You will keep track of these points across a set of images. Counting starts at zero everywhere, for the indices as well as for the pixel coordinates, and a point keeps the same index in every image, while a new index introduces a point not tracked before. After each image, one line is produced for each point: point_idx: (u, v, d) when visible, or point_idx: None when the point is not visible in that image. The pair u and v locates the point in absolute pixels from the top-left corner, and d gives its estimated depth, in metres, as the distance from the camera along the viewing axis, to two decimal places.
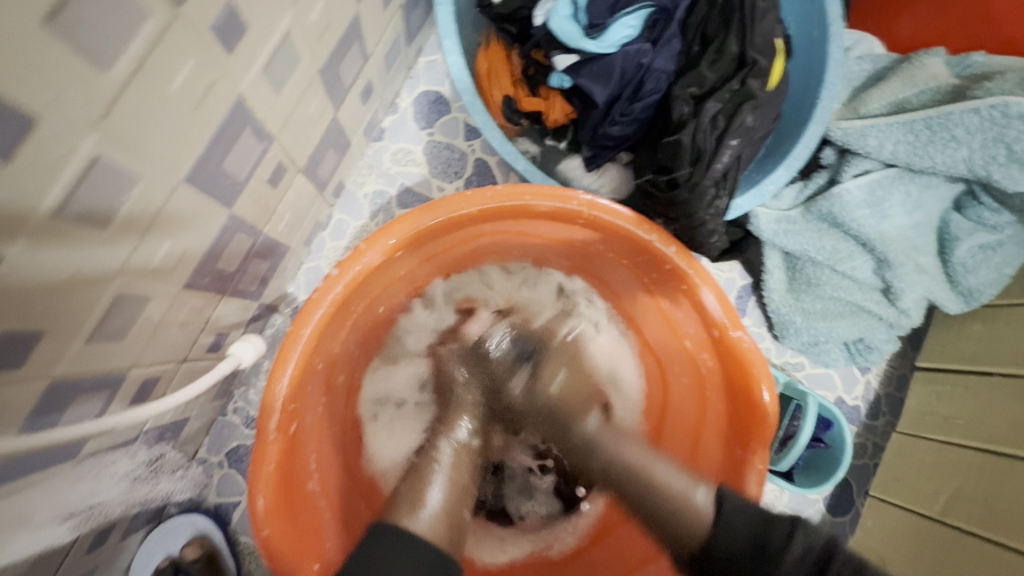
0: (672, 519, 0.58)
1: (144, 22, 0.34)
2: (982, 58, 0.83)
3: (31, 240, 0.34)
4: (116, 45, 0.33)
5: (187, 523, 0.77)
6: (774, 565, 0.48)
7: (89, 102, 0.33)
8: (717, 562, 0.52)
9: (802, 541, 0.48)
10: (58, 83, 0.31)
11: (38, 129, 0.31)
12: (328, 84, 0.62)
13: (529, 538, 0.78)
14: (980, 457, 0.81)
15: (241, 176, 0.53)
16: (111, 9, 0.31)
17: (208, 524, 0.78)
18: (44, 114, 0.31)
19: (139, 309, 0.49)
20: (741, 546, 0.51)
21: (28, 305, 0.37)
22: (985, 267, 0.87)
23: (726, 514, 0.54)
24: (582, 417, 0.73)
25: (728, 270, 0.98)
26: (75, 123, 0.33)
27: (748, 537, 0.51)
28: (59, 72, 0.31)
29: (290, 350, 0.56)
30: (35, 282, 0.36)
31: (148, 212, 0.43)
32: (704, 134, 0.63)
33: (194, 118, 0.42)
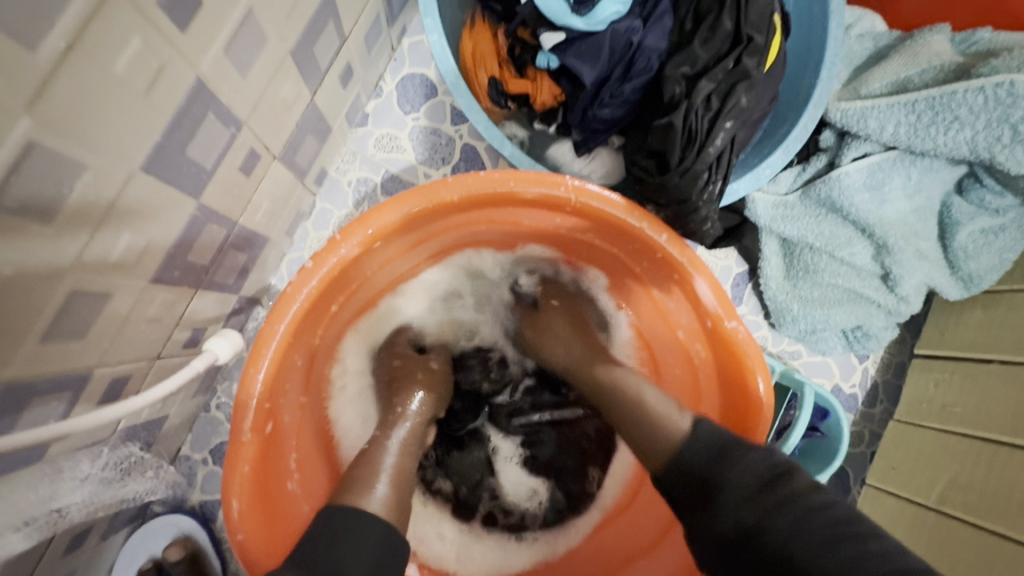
0: (653, 429, 0.57)
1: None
2: (990, 33, 0.80)
3: None
4: (46, 21, 0.30)
5: (171, 523, 0.76)
6: (731, 467, 0.51)
7: (17, 83, 0.31)
8: (680, 467, 0.54)
9: (760, 459, 0.51)
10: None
11: None
12: (302, 65, 0.59)
13: (532, 546, 0.76)
14: (975, 444, 0.80)
15: (208, 165, 0.50)
16: None
17: (192, 524, 0.77)
18: None
19: (100, 305, 0.47)
20: (699, 460, 0.53)
21: None
22: (987, 252, 0.84)
23: (699, 432, 0.55)
24: (607, 363, 0.65)
25: (725, 257, 0.95)
26: (5, 107, 0.31)
27: (711, 453, 0.53)
28: None
29: (265, 346, 0.53)
30: None
31: (101, 202, 0.41)
32: (696, 115, 0.60)
33: (144, 102, 0.40)
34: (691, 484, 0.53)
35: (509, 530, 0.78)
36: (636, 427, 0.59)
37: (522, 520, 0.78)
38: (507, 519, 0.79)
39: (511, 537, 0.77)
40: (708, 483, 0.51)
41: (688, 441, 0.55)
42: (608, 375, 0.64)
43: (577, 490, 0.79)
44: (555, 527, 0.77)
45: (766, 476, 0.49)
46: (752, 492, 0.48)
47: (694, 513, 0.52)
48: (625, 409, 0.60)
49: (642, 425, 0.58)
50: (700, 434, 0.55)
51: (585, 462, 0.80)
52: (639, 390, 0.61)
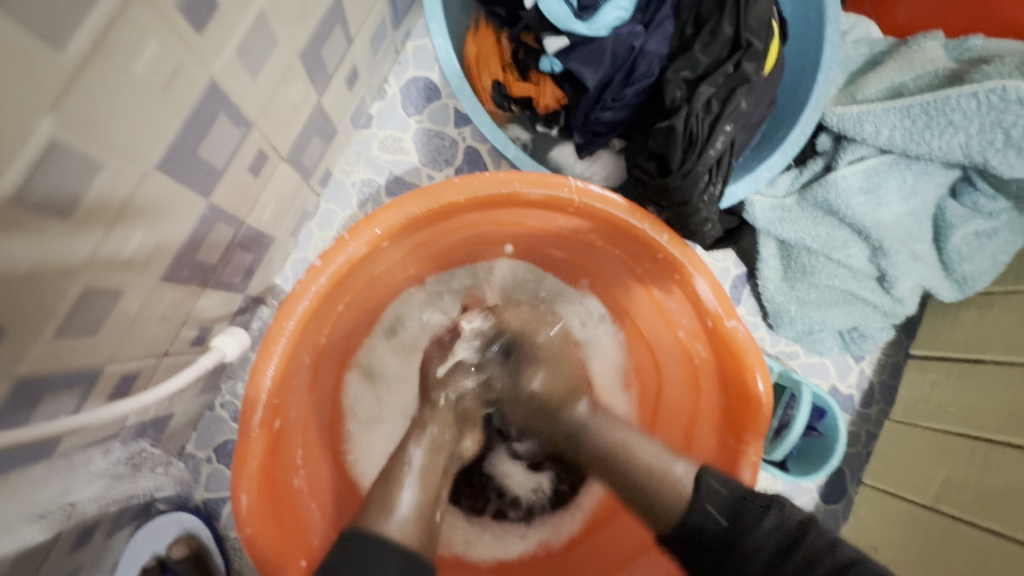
0: (656, 497, 0.57)
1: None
2: (982, 40, 0.82)
3: None
4: (71, 24, 0.31)
5: (174, 521, 0.76)
6: (747, 531, 0.51)
7: (42, 83, 0.32)
8: (692, 533, 0.54)
9: (775, 518, 0.51)
10: (4, 66, 0.29)
11: None
12: (310, 68, 0.60)
13: (539, 530, 0.78)
14: (970, 443, 0.81)
15: (218, 165, 0.51)
16: None
17: (195, 522, 0.77)
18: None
19: (113, 302, 0.47)
20: (715, 526, 0.53)
21: None
22: (981, 254, 0.86)
23: (705, 487, 0.55)
24: (571, 404, 0.67)
25: (723, 259, 0.96)
26: (28, 107, 0.31)
27: (724, 513, 0.53)
28: (14, 52, 0.29)
29: (274, 344, 0.54)
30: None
31: (116, 200, 0.41)
32: (697, 119, 0.62)
33: (161, 103, 0.41)
34: (713, 547, 0.52)
35: (519, 521, 0.79)
36: (636, 485, 0.59)
37: (529, 511, 0.80)
38: (515, 513, 0.80)
39: (519, 528, 0.78)
40: (724, 550, 0.52)
41: (698, 509, 0.54)
42: (609, 436, 0.64)
43: (581, 477, 0.80)
44: (561, 513, 0.79)
45: (783, 540, 0.50)
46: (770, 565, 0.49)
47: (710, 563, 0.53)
48: (622, 466, 0.61)
49: (649, 494, 0.58)
50: (707, 488, 0.55)
51: None
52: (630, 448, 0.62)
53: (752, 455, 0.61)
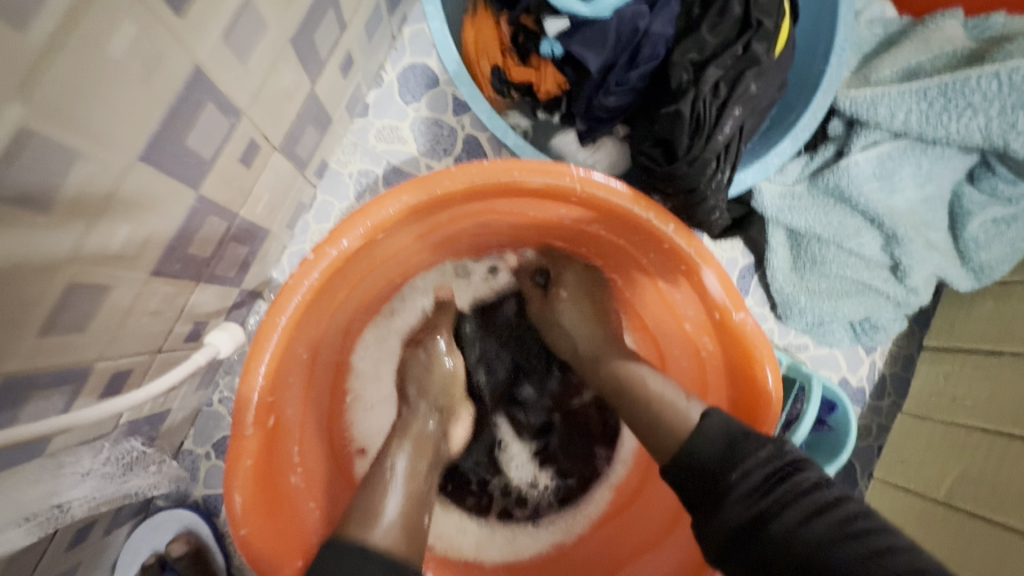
0: (662, 412, 0.57)
1: None
2: (1004, 18, 0.79)
3: None
4: (38, 3, 0.29)
5: (174, 518, 0.77)
6: (739, 468, 0.49)
7: (10, 66, 0.30)
8: (689, 464, 0.52)
9: (770, 451, 0.50)
10: None
11: None
12: (302, 54, 0.58)
13: (549, 529, 0.77)
14: (986, 437, 0.79)
15: (207, 155, 0.50)
16: None
17: (195, 519, 0.77)
18: None
19: (101, 298, 0.46)
20: (710, 454, 0.51)
21: None
22: (999, 242, 0.83)
23: (710, 421, 0.53)
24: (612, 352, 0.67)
25: (731, 249, 0.94)
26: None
27: (720, 450, 0.51)
28: None
29: (266, 340, 0.53)
30: None
31: (99, 193, 0.40)
32: (704, 102, 0.59)
33: (142, 90, 0.39)
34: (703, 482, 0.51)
35: (526, 521, 0.78)
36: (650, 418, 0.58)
37: (536, 508, 0.79)
38: (522, 511, 0.79)
39: (529, 525, 0.78)
40: (718, 479, 0.50)
41: (698, 436, 0.53)
42: (619, 374, 0.63)
43: (588, 472, 0.80)
44: (568, 508, 0.78)
45: (774, 471, 0.48)
46: (762, 492, 0.47)
47: (703, 508, 0.51)
48: (640, 396, 0.60)
49: (654, 419, 0.58)
50: (712, 424, 0.53)
51: (592, 444, 0.81)
52: (641, 374, 0.62)
53: None
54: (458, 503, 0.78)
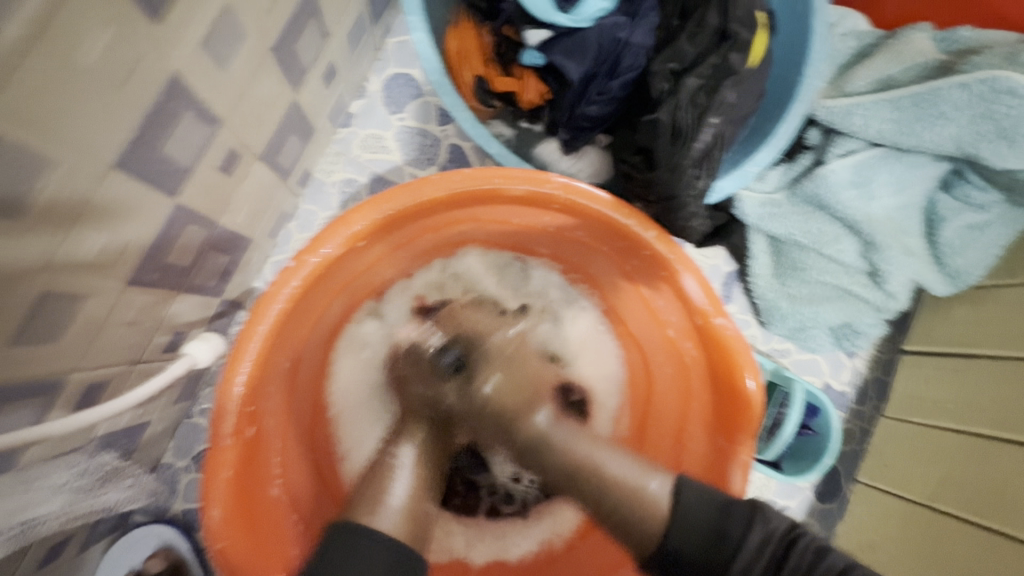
0: (633, 517, 0.51)
1: None
2: (971, 31, 0.81)
3: None
4: (9, 8, 0.29)
5: (153, 533, 0.74)
6: (732, 552, 0.47)
7: None
8: (677, 563, 0.49)
9: (760, 530, 0.47)
10: None
11: None
12: (283, 63, 0.58)
13: (535, 529, 0.76)
14: (959, 438, 0.81)
15: (185, 164, 0.49)
16: None
17: (174, 534, 0.76)
18: None
19: (74, 309, 0.45)
20: (699, 546, 0.48)
21: None
22: (973, 248, 0.84)
23: (686, 506, 0.50)
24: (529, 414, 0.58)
25: (713, 256, 0.96)
26: None
27: (709, 533, 0.48)
28: None
29: (246, 349, 0.52)
30: None
31: (73, 201, 0.39)
32: (683, 111, 0.60)
33: (118, 98, 0.39)
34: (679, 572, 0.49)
35: (514, 515, 0.78)
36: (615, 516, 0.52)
37: (523, 504, 0.78)
38: (509, 508, 0.78)
39: (518, 521, 0.77)
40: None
41: (679, 523, 0.49)
42: (571, 457, 0.56)
43: None
44: (554, 504, 0.77)
45: (778, 548, 0.47)
46: (774, 575, 0.46)
47: None
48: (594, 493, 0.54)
49: (620, 516, 0.52)
50: (689, 503, 0.51)
51: None
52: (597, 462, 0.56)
53: (743, 457, 0.59)
54: (446, 505, 0.77)
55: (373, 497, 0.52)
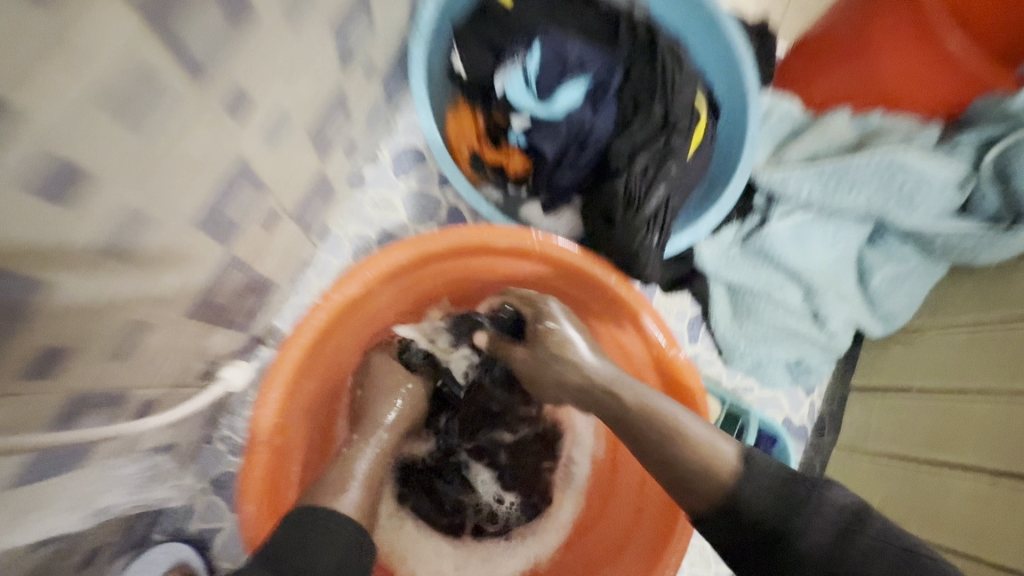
0: (695, 474, 0.60)
1: (178, 103, 0.44)
2: (879, 117, 0.97)
3: (84, 274, 0.42)
4: (157, 121, 0.42)
5: (172, 549, 0.81)
6: (801, 509, 0.56)
7: (133, 164, 0.42)
8: (740, 509, 0.57)
9: (833, 505, 0.55)
10: (114, 153, 0.40)
11: (98, 187, 0.40)
12: (316, 142, 0.72)
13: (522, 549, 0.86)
14: (906, 466, 0.91)
15: (238, 221, 0.62)
16: (157, 97, 0.41)
17: (190, 552, 0.83)
18: (106, 175, 0.40)
19: (145, 336, 0.56)
20: (767, 502, 0.57)
21: (71, 329, 0.45)
22: (899, 294, 0.98)
23: (756, 471, 0.59)
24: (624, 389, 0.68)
25: (679, 301, 1.08)
26: (120, 181, 0.42)
27: (777, 496, 0.57)
28: (118, 142, 0.40)
29: (277, 372, 0.63)
30: (81, 310, 0.44)
31: (165, 251, 0.51)
32: (635, 181, 0.75)
33: (207, 175, 0.52)
34: (760, 531, 0.56)
35: (498, 534, 0.87)
36: (685, 477, 0.61)
37: (506, 523, 0.88)
38: (493, 527, 0.87)
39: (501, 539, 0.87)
40: (785, 525, 0.55)
41: (750, 484, 0.58)
42: (658, 414, 0.64)
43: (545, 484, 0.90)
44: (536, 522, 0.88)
45: (820, 511, 0.55)
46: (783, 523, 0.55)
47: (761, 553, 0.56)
48: (680, 452, 0.61)
49: (688, 472, 0.61)
50: (761, 472, 0.59)
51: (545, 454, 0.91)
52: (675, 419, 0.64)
53: None
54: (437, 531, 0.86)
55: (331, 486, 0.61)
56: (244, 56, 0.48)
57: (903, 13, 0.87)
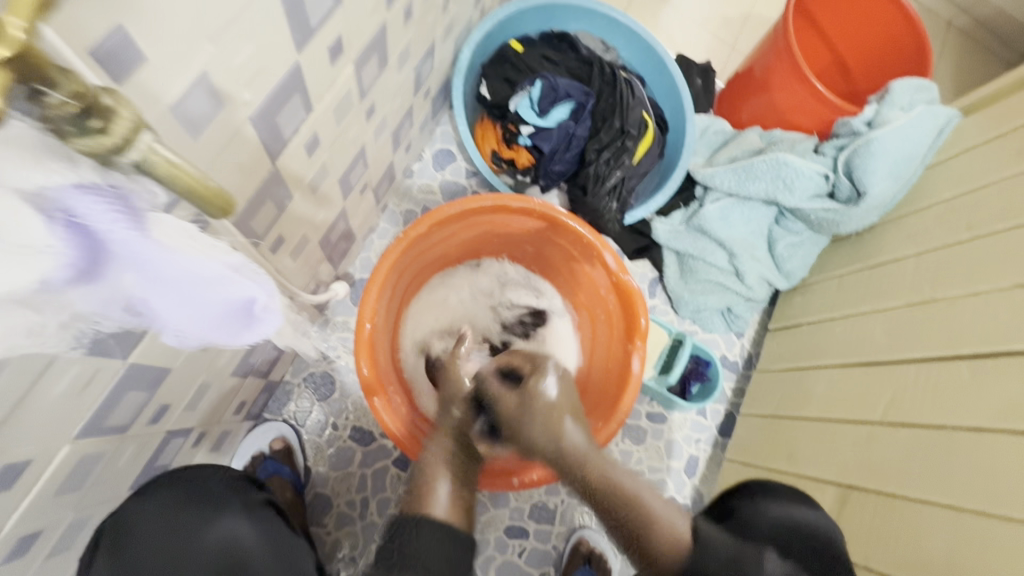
0: (652, 536, 0.73)
1: (356, 109, 0.82)
2: (779, 132, 1.38)
3: (303, 196, 0.80)
4: (348, 118, 0.80)
5: (274, 428, 1.19)
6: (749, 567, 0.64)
7: (336, 140, 0.80)
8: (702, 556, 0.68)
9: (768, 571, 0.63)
10: (333, 134, 0.78)
11: (325, 150, 0.78)
12: (393, 139, 1.11)
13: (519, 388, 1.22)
14: (791, 371, 1.27)
15: (352, 184, 1.00)
16: (352, 105, 0.79)
17: (287, 430, 1.20)
18: (328, 145, 0.78)
19: (303, 249, 0.93)
20: (722, 551, 0.67)
21: (289, 229, 0.82)
22: (796, 258, 1.36)
23: (707, 538, 0.69)
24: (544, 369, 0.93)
25: (642, 267, 1.47)
26: (330, 148, 0.80)
27: (729, 555, 0.66)
28: (335, 128, 0.78)
29: (375, 277, 0.97)
30: (296, 217, 0.82)
31: (327, 193, 0.89)
32: (601, 166, 1.19)
33: (352, 150, 0.90)
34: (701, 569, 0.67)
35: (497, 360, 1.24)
36: (634, 516, 0.75)
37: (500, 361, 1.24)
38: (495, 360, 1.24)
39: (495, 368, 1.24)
40: (739, 560, 0.65)
41: (702, 552, 0.68)
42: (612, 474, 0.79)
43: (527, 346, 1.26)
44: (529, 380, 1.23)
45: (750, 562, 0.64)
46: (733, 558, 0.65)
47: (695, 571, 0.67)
48: (637, 523, 0.75)
49: (648, 534, 0.73)
50: (719, 549, 0.67)
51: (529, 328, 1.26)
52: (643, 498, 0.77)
53: (638, 353, 1.06)
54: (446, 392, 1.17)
55: (427, 499, 0.79)
56: (378, 87, 0.87)
57: (787, 63, 1.29)
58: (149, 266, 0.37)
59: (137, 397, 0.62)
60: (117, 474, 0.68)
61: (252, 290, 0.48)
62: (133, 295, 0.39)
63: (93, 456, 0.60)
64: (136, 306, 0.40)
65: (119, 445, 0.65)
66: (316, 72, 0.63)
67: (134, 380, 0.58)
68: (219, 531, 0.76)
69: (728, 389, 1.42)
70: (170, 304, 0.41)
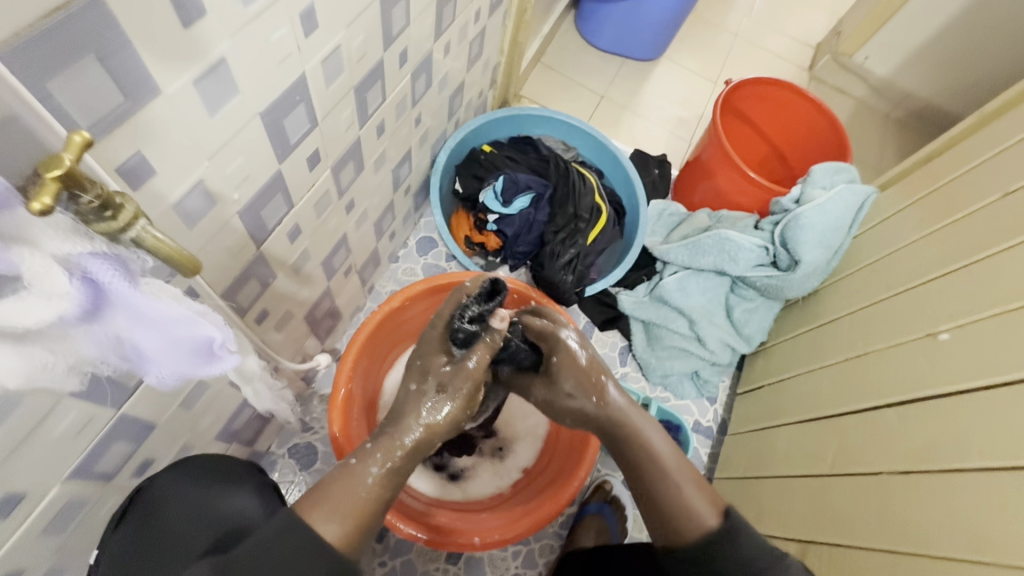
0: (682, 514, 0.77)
1: (336, 206, 0.99)
2: (724, 212, 1.54)
3: (286, 276, 0.94)
4: (328, 213, 0.97)
5: None
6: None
7: (316, 230, 0.96)
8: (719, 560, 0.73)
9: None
10: (314, 225, 0.94)
11: (306, 239, 0.94)
12: (375, 228, 1.28)
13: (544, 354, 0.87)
14: (756, 432, 1.31)
15: (335, 267, 1.15)
16: (331, 203, 0.96)
17: None
18: (309, 234, 0.94)
19: (288, 323, 1.06)
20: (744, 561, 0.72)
21: (274, 304, 0.96)
22: (753, 322, 1.45)
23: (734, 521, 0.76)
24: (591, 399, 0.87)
25: (612, 336, 1.56)
26: (311, 238, 0.96)
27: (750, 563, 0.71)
28: (316, 221, 0.94)
29: (352, 345, 1.09)
30: (279, 294, 0.95)
31: (309, 273, 1.03)
32: (558, 246, 1.35)
33: (333, 237, 1.05)
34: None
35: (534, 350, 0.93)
36: (669, 512, 0.78)
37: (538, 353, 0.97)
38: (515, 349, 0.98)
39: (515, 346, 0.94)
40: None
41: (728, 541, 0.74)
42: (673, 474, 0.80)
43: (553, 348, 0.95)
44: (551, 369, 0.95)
45: None
46: None
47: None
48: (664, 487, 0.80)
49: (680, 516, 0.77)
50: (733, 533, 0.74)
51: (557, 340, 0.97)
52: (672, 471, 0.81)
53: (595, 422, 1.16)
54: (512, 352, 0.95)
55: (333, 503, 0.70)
56: (356, 187, 1.04)
57: (721, 154, 1.49)
58: (138, 308, 0.46)
59: (123, 448, 0.71)
60: (100, 523, 0.76)
61: (222, 333, 0.55)
62: (125, 329, 0.47)
63: (79, 500, 0.69)
64: (122, 336, 0.47)
65: (103, 494, 0.73)
66: (296, 179, 0.80)
67: (120, 432, 0.68)
68: (228, 504, 0.74)
69: (703, 455, 1.45)
70: (150, 342, 0.49)
